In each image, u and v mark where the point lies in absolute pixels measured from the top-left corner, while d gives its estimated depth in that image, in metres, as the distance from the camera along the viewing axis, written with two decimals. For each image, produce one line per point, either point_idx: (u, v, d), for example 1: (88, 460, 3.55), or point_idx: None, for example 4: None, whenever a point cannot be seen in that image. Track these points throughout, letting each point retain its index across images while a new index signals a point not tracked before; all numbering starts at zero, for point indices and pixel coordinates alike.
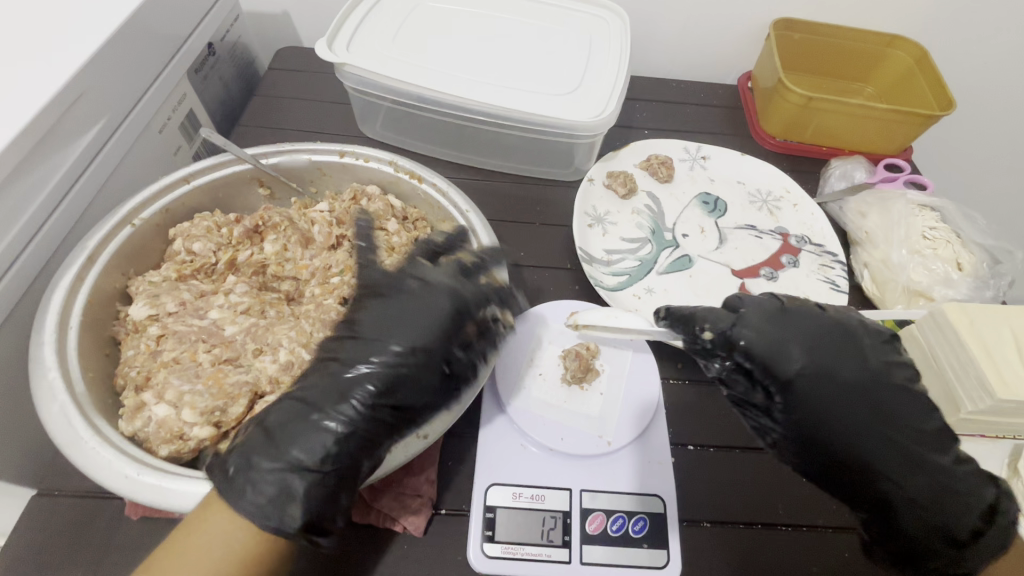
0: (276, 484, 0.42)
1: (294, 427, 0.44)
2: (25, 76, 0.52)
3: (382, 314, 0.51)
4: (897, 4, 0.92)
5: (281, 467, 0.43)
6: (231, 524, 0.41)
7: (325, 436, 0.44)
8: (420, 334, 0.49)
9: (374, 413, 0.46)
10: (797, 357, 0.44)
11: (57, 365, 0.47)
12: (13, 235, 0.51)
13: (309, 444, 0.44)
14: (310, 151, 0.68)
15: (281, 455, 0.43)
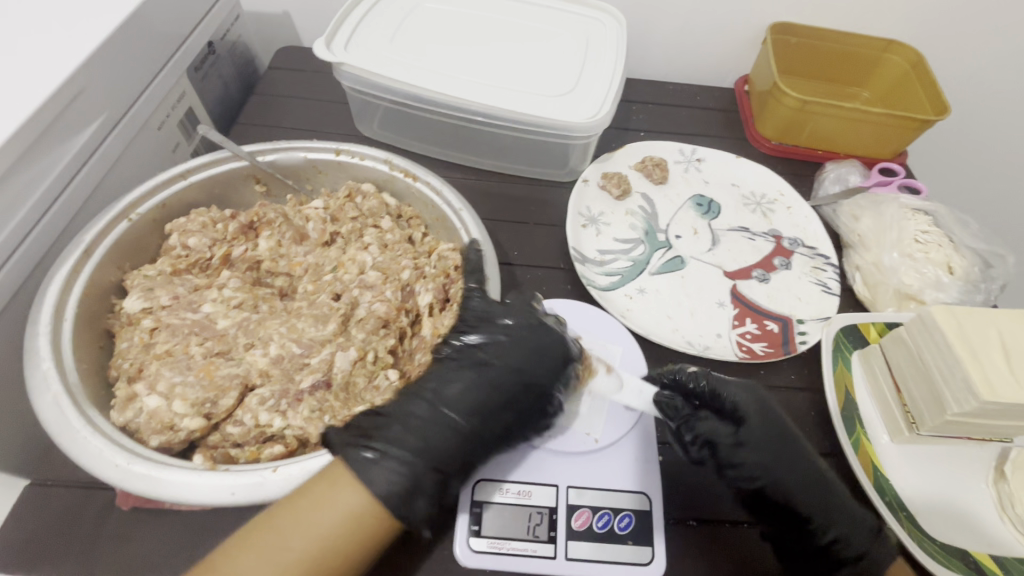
0: (392, 471, 0.46)
1: (398, 430, 0.48)
2: (25, 72, 0.53)
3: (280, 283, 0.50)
4: (894, 9, 0.92)
5: (396, 456, 0.46)
6: (357, 497, 0.44)
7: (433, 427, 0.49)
8: (495, 335, 0.55)
9: (483, 406, 0.51)
10: (737, 394, 0.56)
11: (51, 356, 0.47)
12: (11, 228, 0.51)
13: (428, 428, 0.49)
14: (307, 149, 0.69)
15: (402, 445, 0.47)
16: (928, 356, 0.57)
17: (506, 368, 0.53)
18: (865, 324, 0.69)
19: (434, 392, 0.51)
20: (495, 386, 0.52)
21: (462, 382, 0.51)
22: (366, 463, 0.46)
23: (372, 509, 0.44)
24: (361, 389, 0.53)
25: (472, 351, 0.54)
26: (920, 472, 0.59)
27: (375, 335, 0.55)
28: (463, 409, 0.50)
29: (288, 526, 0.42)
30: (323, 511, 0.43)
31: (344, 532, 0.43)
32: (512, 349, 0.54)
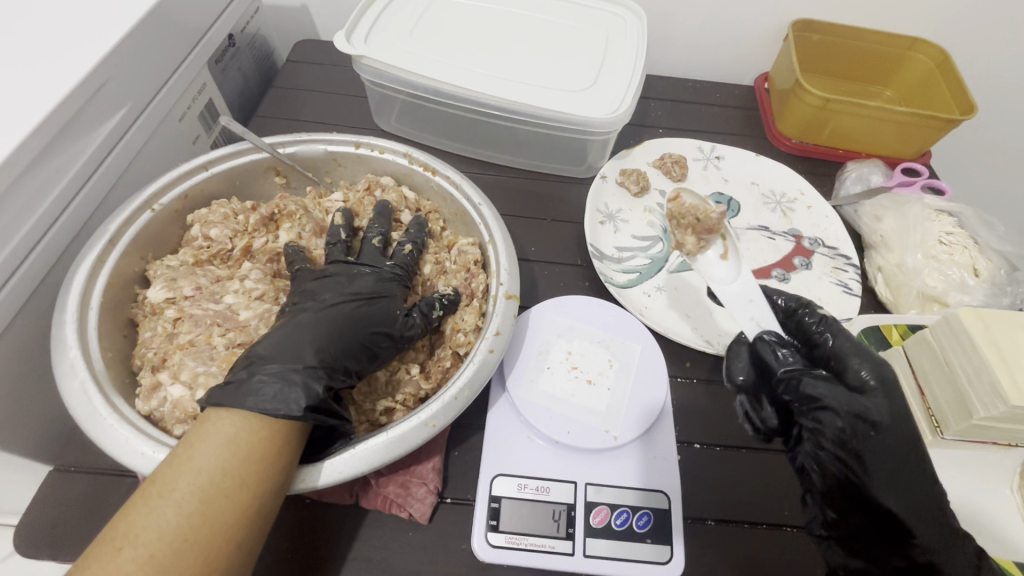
0: (280, 386, 0.44)
1: (283, 350, 0.47)
2: (51, 63, 0.53)
3: (340, 278, 0.56)
4: (919, 7, 0.91)
5: (283, 368, 0.46)
6: (234, 427, 0.42)
7: (315, 343, 0.48)
8: (378, 282, 0.56)
9: (364, 323, 0.51)
10: (867, 368, 0.46)
11: (77, 344, 0.48)
12: (37, 217, 0.52)
13: (296, 351, 0.47)
14: (326, 141, 0.68)
15: (281, 360, 0.46)
16: (955, 359, 0.56)
17: (380, 301, 0.54)
18: (886, 326, 0.68)
19: (329, 312, 0.51)
20: (385, 311, 0.53)
21: (356, 304, 0.53)
22: (261, 387, 0.44)
23: (257, 430, 0.43)
24: (383, 383, 0.54)
25: (340, 288, 0.54)
26: (942, 476, 0.58)
27: None
28: (347, 329, 0.50)
29: (182, 459, 0.40)
30: (204, 441, 0.41)
31: (229, 456, 0.41)
32: (380, 285, 0.56)
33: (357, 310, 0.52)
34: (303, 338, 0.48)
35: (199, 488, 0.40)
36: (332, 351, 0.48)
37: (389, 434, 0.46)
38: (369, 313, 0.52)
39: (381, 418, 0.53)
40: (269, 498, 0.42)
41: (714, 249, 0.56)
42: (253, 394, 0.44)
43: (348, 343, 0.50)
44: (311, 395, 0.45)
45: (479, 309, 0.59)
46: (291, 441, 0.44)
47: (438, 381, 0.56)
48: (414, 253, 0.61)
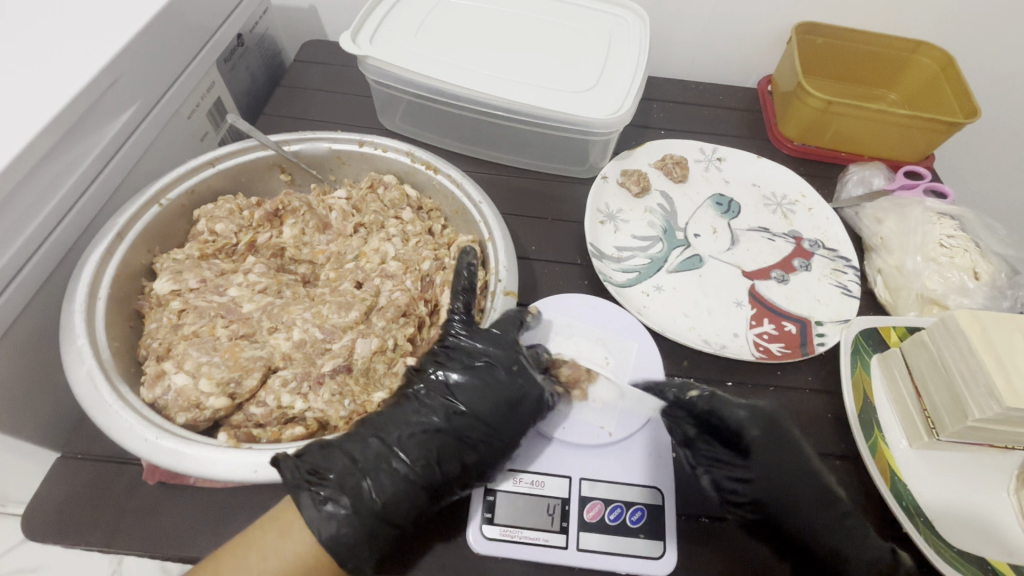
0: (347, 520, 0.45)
1: (357, 479, 0.47)
2: (64, 61, 0.55)
3: (460, 371, 0.53)
4: (923, 10, 0.91)
5: (352, 507, 0.46)
6: (285, 542, 0.44)
7: (394, 481, 0.47)
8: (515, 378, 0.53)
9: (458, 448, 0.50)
10: (741, 413, 0.54)
11: (85, 332, 0.49)
12: (49, 210, 0.53)
13: (377, 490, 0.47)
14: (331, 139, 0.70)
15: (348, 496, 0.46)
16: (951, 360, 0.56)
17: (496, 412, 0.51)
18: (885, 328, 0.68)
19: (417, 438, 0.50)
20: (501, 430, 0.51)
21: (451, 422, 0.50)
22: (323, 513, 0.45)
23: (318, 553, 0.45)
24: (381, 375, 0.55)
25: (443, 395, 0.52)
26: (938, 477, 0.58)
27: (393, 324, 0.57)
28: (442, 452, 0.50)
29: (248, 571, 0.43)
30: (269, 561, 0.43)
31: (292, 572, 0.44)
32: (501, 403, 0.52)
33: (454, 429, 0.50)
34: (381, 471, 0.48)
35: None
36: (408, 484, 0.48)
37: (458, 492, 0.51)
38: (473, 433, 0.51)
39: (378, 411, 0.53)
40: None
41: (628, 349, 0.64)
42: (325, 521, 0.45)
43: (431, 472, 0.49)
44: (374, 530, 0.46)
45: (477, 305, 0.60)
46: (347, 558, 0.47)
47: None
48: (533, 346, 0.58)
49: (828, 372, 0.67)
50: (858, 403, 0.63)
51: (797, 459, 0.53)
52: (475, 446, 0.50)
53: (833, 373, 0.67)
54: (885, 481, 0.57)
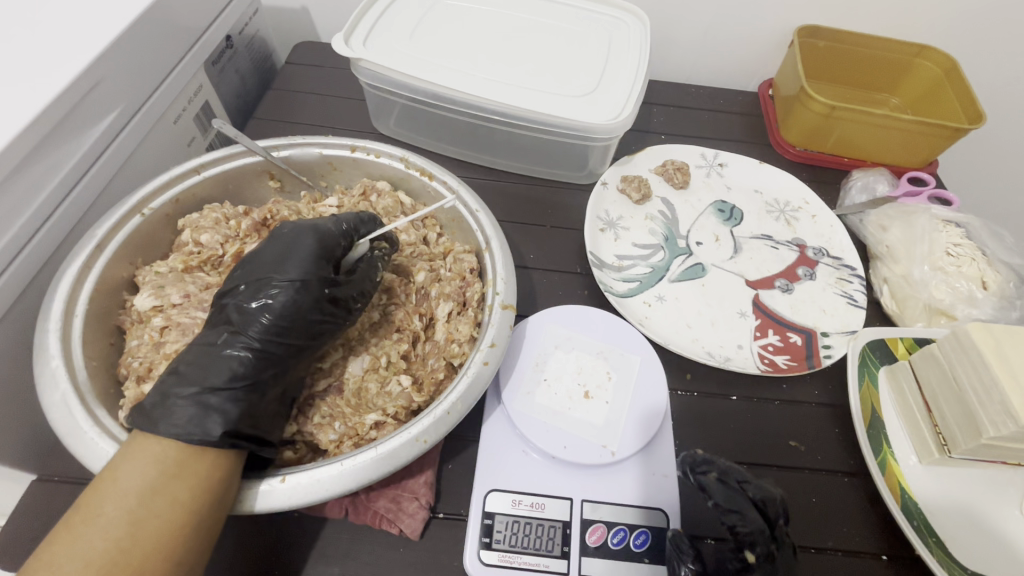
0: (194, 410, 0.42)
1: (207, 362, 0.44)
2: (41, 63, 0.52)
3: (262, 255, 0.50)
4: (926, 14, 0.90)
5: (200, 392, 0.43)
6: (159, 454, 0.40)
7: (232, 360, 0.44)
8: (303, 270, 0.48)
9: (277, 331, 0.46)
10: (743, 405, 0.62)
11: (60, 352, 0.46)
12: (22, 221, 0.51)
13: (212, 370, 0.44)
14: (322, 145, 0.67)
15: (196, 382, 0.43)
16: (963, 375, 0.55)
17: (299, 296, 0.47)
18: (892, 339, 0.67)
19: (246, 320, 0.46)
20: (303, 311, 0.47)
21: (271, 306, 0.46)
22: (172, 407, 0.42)
23: (190, 452, 0.41)
24: (373, 396, 0.51)
25: (254, 287, 0.48)
26: (952, 495, 0.56)
27: (387, 339, 0.55)
28: (258, 338, 0.45)
29: (105, 484, 0.39)
30: (132, 462, 0.40)
31: (161, 482, 0.39)
32: (304, 275, 0.48)
33: (268, 315, 0.46)
34: (226, 346, 0.45)
35: (130, 517, 0.38)
36: (248, 362, 0.45)
37: (344, 465, 0.43)
38: (284, 316, 0.46)
39: (370, 433, 0.49)
40: (209, 512, 0.40)
41: (582, 395, 0.59)
42: (171, 420, 0.41)
43: (281, 343, 0.46)
44: (229, 420, 0.43)
45: (474, 318, 0.56)
46: (224, 462, 0.42)
47: (431, 394, 0.52)
48: (340, 223, 0.54)
49: (833, 383, 0.66)
50: (869, 418, 0.61)
51: (782, 436, 0.60)
52: (292, 328, 0.47)
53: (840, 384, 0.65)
54: (895, 498, 0.55)
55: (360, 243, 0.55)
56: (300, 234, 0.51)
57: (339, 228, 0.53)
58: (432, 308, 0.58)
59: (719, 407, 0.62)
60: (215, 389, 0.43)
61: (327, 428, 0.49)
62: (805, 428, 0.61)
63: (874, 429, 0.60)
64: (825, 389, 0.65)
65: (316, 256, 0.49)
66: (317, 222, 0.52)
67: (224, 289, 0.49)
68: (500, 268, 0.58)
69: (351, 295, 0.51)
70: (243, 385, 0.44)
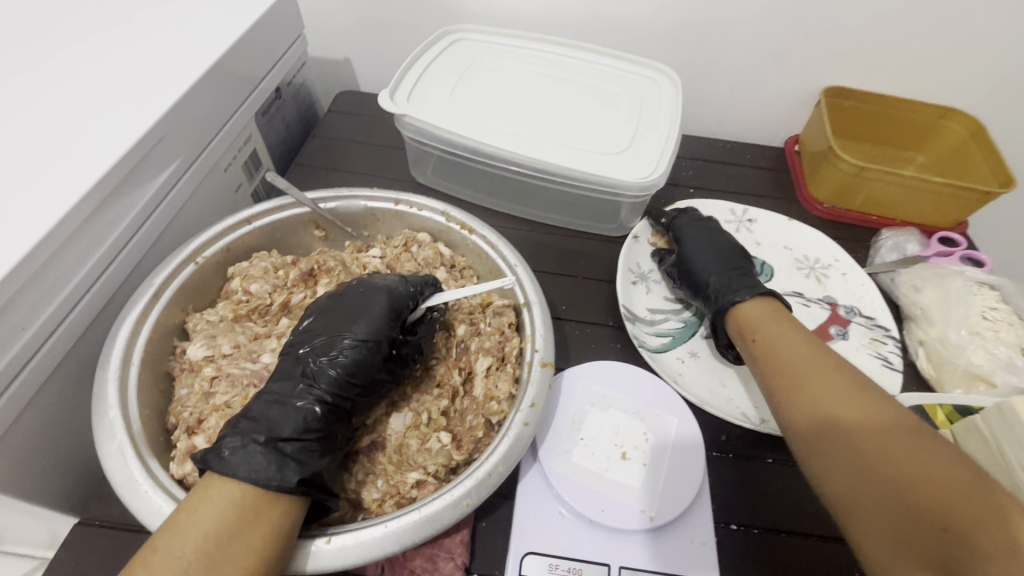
0: (271, 458, 0.43)
1: (277, 412, 0.46)
2: (114, 121, 0.56)
3: (336, 312, 0.53)
4: (949, 79, 0.92)
5: (272, 441, 0.44)
6: (235, 494, 0.41)
7: (305, 412, 0.46)
8: (374, 330, 0.51)
9: (345, 387, 0.49)
10: (781, 467, 0.61)
11: (117, 402, 0.48)
12: (88, 269, 0.53)
13: (284, 421, 0.45)
14: (366, 198, 0.70)
15: (268, 430, 0.45)
16: (1011, 450, 0.53)
17: (369, 355, 0.50)
18: (931, 406, 0.65)
19: (318, 373, 0.48)
20: (371, 370, 0.50)
21: (342, 362, 0.49)
22: (246, 452, 0.43)
23: (261, 495, 0.41)
24: (414, 452, 0.52)
25: (326, 342, 0.50)
26: None
27: (428, 395, 0.55)
28: (329, 391, 0.48)
29: (183, 526, 0.39)
30: (209, 503, 0.40)
31: (236, 523, 0.39)
32: (377, 334, 0.51)
33: (339, 370, 0.48)
34: (298, 398, 0.47)
35: (205, 558, 0.38)
36: (320, 416, 0.47)
37: (388, 526, 0.43)
38: (354, 372, 0.49)
39: (410, 492, 0.49)
40: (277, 559, 0.41)
41: (626, 459, 0.58)
42: (244, 466, 0.42)
43: (347, 397, 0.49)
44: (303, 471, 0.44)
45: (513, 374, 0.57)
46: (292, 511, 0.43)
47: (470, 452, 0.52)
48: (409, 283, 0.57)
49: (710, 220, 0.82)
50: (722, 245, 0.76)
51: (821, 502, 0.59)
52: (359, 385, 0.49)
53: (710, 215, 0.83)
54: None
55: (421, 306, 0.57)
56: (373, 293, 0.54)
57: (410, 288, 0.56)
58: (472, 362, 0.58)
59: (758, 469, 0.61)
60: (281, 440, 0.44)
61: (370, 485, 0.50)
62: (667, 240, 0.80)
63: (723, 247, 0.75)
64: (690, 222, 0.80)
65: (388, 317, 0.52)
66: (388, 282, 0.55)
67: (297, 340, 0.51)
68: (542, 326, 0.59)
69: (408, 352, 0.54)
70: (315, 437, 0.46)
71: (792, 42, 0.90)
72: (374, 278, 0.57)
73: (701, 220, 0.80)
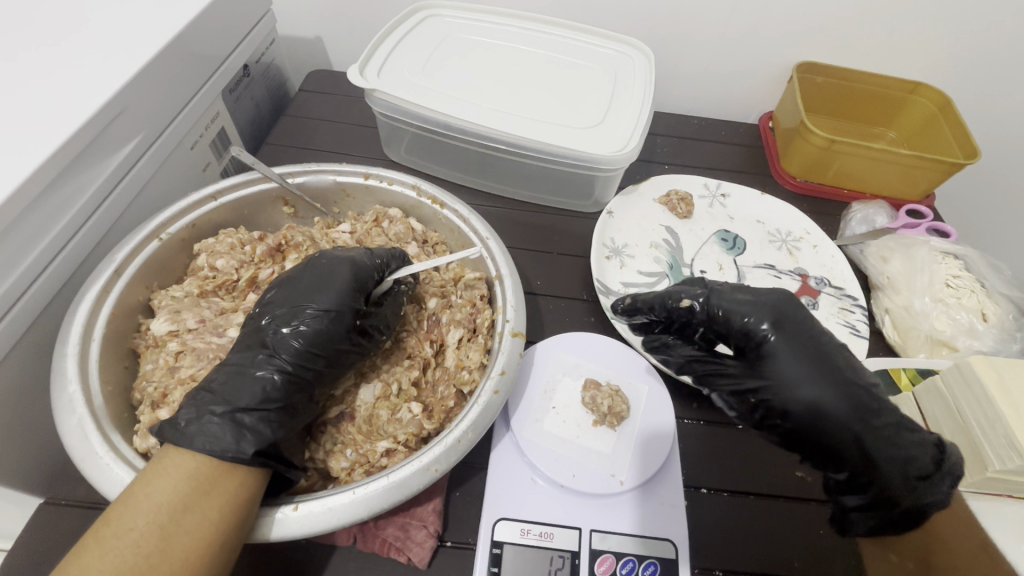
0: (228, 428, 0.43)
1: (236, 382, 0.46)
2: (68, 94, 0.54)
3: (300, 284, 0.52)
4: (918, 54, 0.93)
5: (231, 410, 0.44)
6: (191, 465, 0.41)
7: (265, 382, 0.46)
8: (338, 300, 0.51)
9: (308, 357, 0.48)
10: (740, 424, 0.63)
11: (77, 377, 0.47)
12: (44, 245, 0.52)
13: (243, 392, 0.45)
14: (336, 172, 0.69)
15: (227, 401, 0.45)
16: (968, 408, 0.54)
17: (332, 325, 0.50)
18: (895, 369, 0.67)
19: (279, 345, 0.48)
20: (334, 340, 0.49)
21: (304, 332, 0.48)
22: (204, 424, 0.43)
23: (217, 467, 0.42)
24: (384, 422, 0.51)
25: (288, 313, 0.50)
26: None
27: (398, 366, 0.55)
28: (290, 361, 0.47)
29: (136, 499, 0.39)
30: (162, 475, 0.40)
31: (191, 495, 0.40)
32: (341, 305, 0.51)
33: (300, 341, 0.48)
34: (257, 369, 0.47)
35: (160, 530, 0.38)
36: (280, 385, 0.46)
37: (356, 492, 0.44)
38: (316, 342, 0.48)
39: (380, 461, 0.49)
40: (235, 529, 0.41)
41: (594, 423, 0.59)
42: (201, 437, 0.42)
43: (310, 369, 0.48)
44: (261, 440, 0.44)
45: (484, 345, 0.57)
46: (251, 482, 0.43)
47: (441, 421, 0.53)
48: (374, 255, 0.57)
49: (802, 329, 0.51)
50: (865, 399, 0.48)
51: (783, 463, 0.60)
52: (323, 356, 0.49)
53: (788, 314, 0.52)
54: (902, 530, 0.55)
55: (388, 278, 0.57)
56: (337, 265, 0.54)
57: (372, 260, 0.56)
58: (443, 334, 0.59)
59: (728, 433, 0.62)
60: (240, 410, 0.44)
61: (339, 455, 0.50)
62: (778, 401, 0.48)
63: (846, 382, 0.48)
64: (789, 364, 0.49)
65: (352, 288, 0.52)
66: (352, 254, 0.55)
67: (260, 312, 0.51)
68: (512, 296, 0.59)
69: (375, 323, 0.54)
70: (275, 407, 0.46)
71: (765, 17, 0.91)
72: (343, 250, 0.56)
73: (796, 355, 0.49)
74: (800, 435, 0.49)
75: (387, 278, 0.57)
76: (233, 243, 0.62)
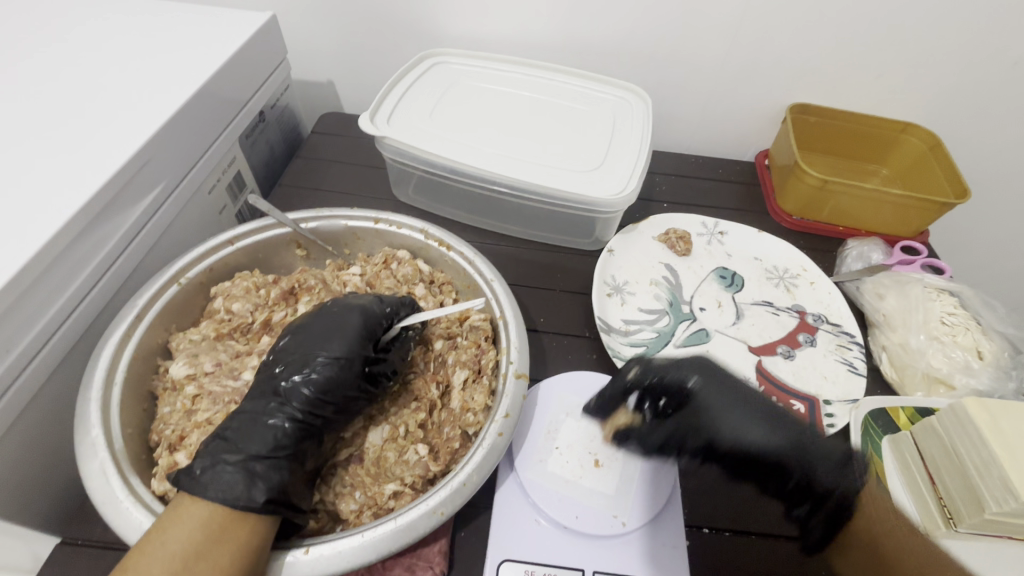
0: (240, 476, 0.45)
1: (249, 430, 0.48)
2: (99, 149, 0.57)
3: (312, 332, 0.54)
4: (907, 96, 0.97)
5: (244, 459, 0.46)
6: (204, 513, 0.43)
7: (276, 430, 0.48)
8: (348, 348, 0.53)
9: (317, 404, 0.50)
10: None
11: (99, 422, 0.49)
12: (70, 292, 0.54)
13: (255, 439, 0.47)
14: (347, 217, 0.72)
15: (240, 448, 0.47)
16: (963, 450, 0.55)
17: (342, 372, 0.52)
18: (894, 408, 0.68)
19: (290, 393, 0.50)
20: (343, 386, 0.51)
21: (314, 379, 0.50)
22: (218, 472, 0.45)
23: (229, 515, 0.43)
24: (392, 464, 0.53)
25: (300, 361, 0.52)
26: None
27: (405, 409, 0.57)
28: (301, 410, 0.49)
29: (152, 547, 0.41)
30: (177, 523, 0.42)
31: (205, 543, 0.41)
32: (350, 352, 0.53)
33: (311, 388, 0.50)
34: (269, 417, 0.49)
35: None
36: (290, 433, 0.48)
37: (365, 535, 0.45)
38: (325, 390, 0.50)
39: (388, 503, 0.51)
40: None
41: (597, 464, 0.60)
42: (215, 485, 0.44)
43: (319, 415, 0.50)
44: (271, 487, 0.45)
45: (488, 387, 0.59)
46: (261, 528, 0.44)
47: (447, 463, 0.54)
48: (382, 301, 0.59)
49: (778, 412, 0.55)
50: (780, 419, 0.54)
51: None
52: (332, 403, 0.51)
53: (769, 407, 0.55)
54: None
55: (396, 324, 0.59)
56: (348, 312, 0.56)
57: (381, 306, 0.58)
58: (448, 376, 0.60)
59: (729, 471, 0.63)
60: (253, 458, 0.46)
61: (347, 498, 0.52)
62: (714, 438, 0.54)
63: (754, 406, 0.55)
64: (719, 407, 0.54)
65: (361, 336, 0.54)
66: (361, 301, 0.58)
67: (273, 360, 0.54)
68: (515, 340, 0.60)
69: (384, 368, 0.56)
70: (285, 454, 0.47)
71: (758, 62, 0.95)
72: (353, 297, 0.59)
73: (715, 395, 0.55)
74: (734, 460, 0.54)
75: (395, 324, 0.59)
76: (248, 288, 0.64)
